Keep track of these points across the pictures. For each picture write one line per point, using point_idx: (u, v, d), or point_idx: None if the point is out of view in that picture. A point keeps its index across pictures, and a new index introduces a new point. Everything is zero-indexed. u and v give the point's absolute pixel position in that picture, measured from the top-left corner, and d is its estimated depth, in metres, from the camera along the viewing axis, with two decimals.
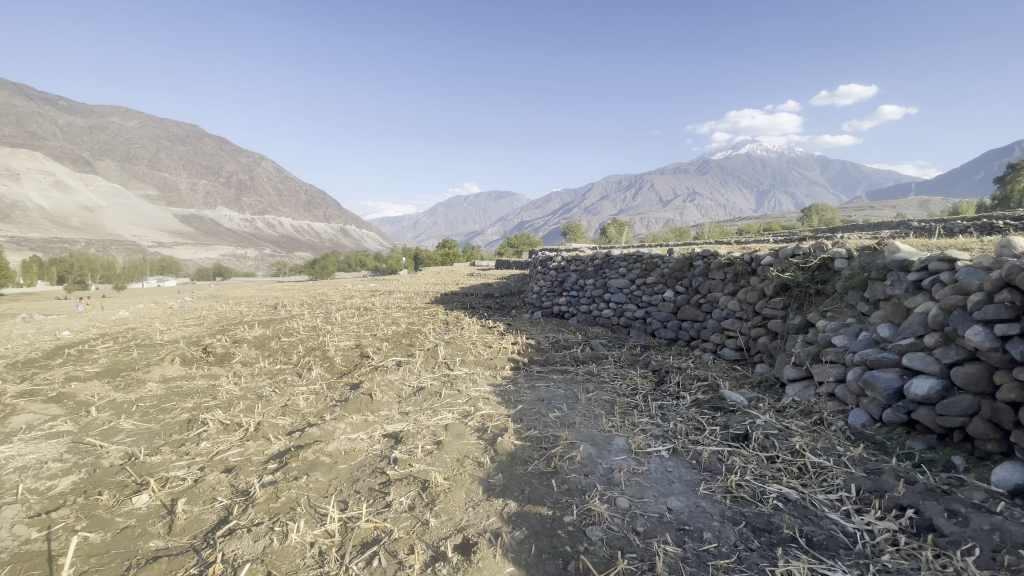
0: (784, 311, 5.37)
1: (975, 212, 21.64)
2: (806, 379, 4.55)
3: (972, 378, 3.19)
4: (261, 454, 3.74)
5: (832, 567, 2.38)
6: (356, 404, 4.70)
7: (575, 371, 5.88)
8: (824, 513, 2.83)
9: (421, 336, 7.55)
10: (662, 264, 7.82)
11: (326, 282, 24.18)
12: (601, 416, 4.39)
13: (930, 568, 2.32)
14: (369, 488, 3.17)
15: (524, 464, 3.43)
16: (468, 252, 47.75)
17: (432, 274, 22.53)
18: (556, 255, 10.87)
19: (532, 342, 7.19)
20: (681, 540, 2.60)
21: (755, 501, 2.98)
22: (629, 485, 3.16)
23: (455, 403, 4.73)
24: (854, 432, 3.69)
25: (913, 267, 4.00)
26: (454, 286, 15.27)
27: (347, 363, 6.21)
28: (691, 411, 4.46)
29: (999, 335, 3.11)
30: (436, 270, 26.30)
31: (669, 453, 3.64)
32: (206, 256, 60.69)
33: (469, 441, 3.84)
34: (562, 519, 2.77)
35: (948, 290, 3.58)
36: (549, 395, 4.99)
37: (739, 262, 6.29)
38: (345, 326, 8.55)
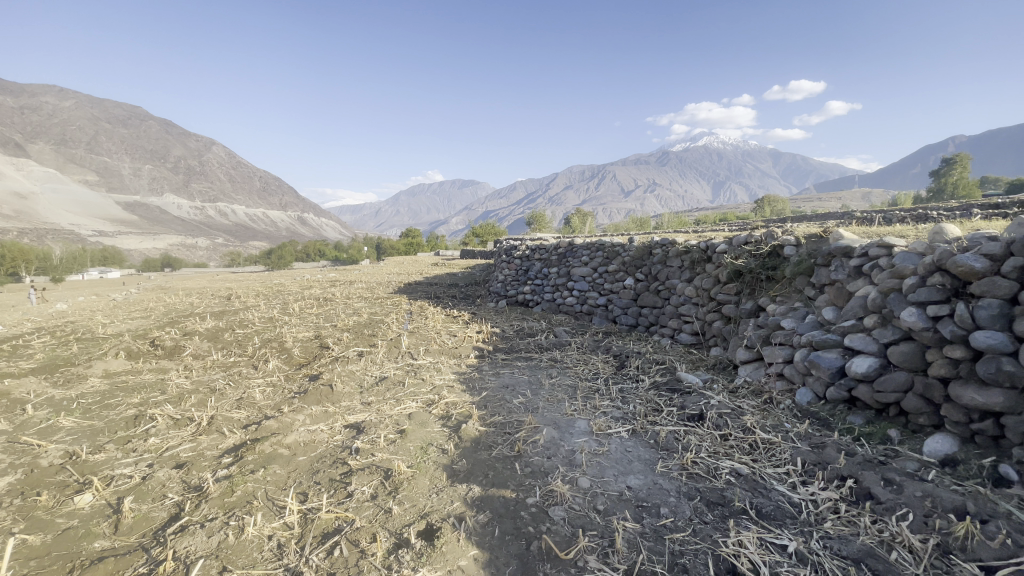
0: (737, 296, 5.60)
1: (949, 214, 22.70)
2: (757, 360, 4.76)
3: (907, 356, 3.42)
4: (215, 449, 3.61)
5: (779, 536, 2.51)
6: (315, 395, 4.60)
7: (539, 358, 5.94)
8: (772, 486, 2.99)
9: (383, 327, 7.42)
10: (623, 252, 7.97)
11: (284, 271, 23.38)
12: (563, 400, 4.47)
13: (868, 534, 2.49)
14: (329, 479, 3.12)
15: (488, 449, 3.45)
16: (431, 242, 47.32)
17: (396, 264, 22.17)
18: (520, 244, 10.89)
19: (496, 330, 7.19)
20: (639, 517, 2.68)
21: (709, 477, 3.11)
22: (590, 465, 3.24)
23: (418, 392, 4.69)
24: (800, 410, 3.91)
25: (856, 252, 4.21)
26: (418, 276, 15.07)
27: (306, 355, 6.05)
28: (649, 393, 4.61)
29: (931, 316, 3.33)
30: (398, 261, 25.89)
31: (628, 434, 3.75)
32: (154, 246, 57.40)
33: (433, 429, 3.82)
34: (525, 501, 2.81)
35: (886, 274, 3.79)
36: (513, 382, 5.03)
37: (695, 249, 6.49)
38: (304, 317, 8.30)
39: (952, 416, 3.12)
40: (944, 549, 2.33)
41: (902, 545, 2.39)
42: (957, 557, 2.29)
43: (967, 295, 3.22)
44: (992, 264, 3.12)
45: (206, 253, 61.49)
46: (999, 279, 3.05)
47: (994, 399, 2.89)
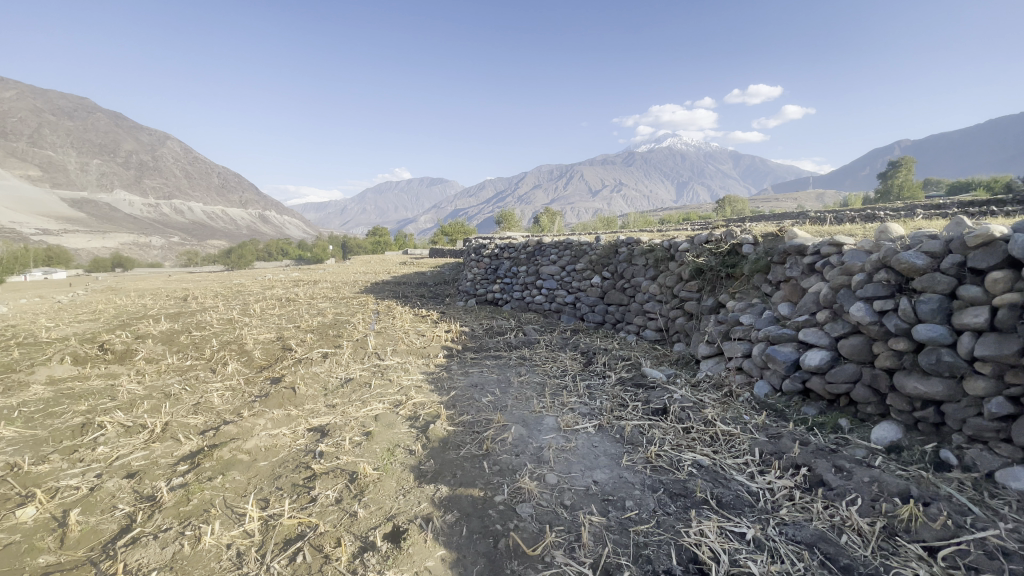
0: (699, 293, 5.77)
1: (898, 213, 24.02)
2: (717, 355, 4.92)
3: (856, 349, 3.60)
4: (169, 456, 3.46)
5: (738, 524, 2.60)
6: (277, 399, 4.47)
7: (508, 356, 5.95)
8: (732, 476, 3.09)
9: (349, 327, 7.27)
10: (590, 251, 8.07)
11: (244, 271, 22.57)
12: (531, 398, 4.49)
13: (820, 519, 2.60)
14: (292, 484, 3.04)
15: (456, 449, 3.43)
16: (399, 242, 46.78)
17: (362, 263, 21.77)
18: (489, 242, 10.87)
19: (465, 329, 7.16)
20: (605, 510, 2.73)
21: (673, 469, 3.20)
22: (557, 461, 3.27)
23: (386, 393, 4.62)
24: (758, 402, 4.06)
25: (808, 250, 4.40)
26: (385, 275, 14.83)
27: (268, 357, 5.86)
28: (615, 388, 4.69)
29: (877, 310, 3.51)
30: (365, 260, 25.42)
31: (595, 429, 3.80)
32: (104, 245, 54.52)
33: (400, 430, 3.77)
34: (493, 499, 2.81)
35: (836, 271, 3.97)
36: (482, 381, 5.01)
37: (659, 248, 6.63)
38: (266, 318, 8.05)
39: (897, 405, 3.30)
40: (890, 531, 2.47)
41: (852, 529, 2.51)
42: (902, 538, 2.42)
43: (908, 290, 3.42)
44: (932, 261, 3.31)
45: (160, 253, 58.83)
46: (938, 275, 3.24)
47: (935, 388, 3.08)
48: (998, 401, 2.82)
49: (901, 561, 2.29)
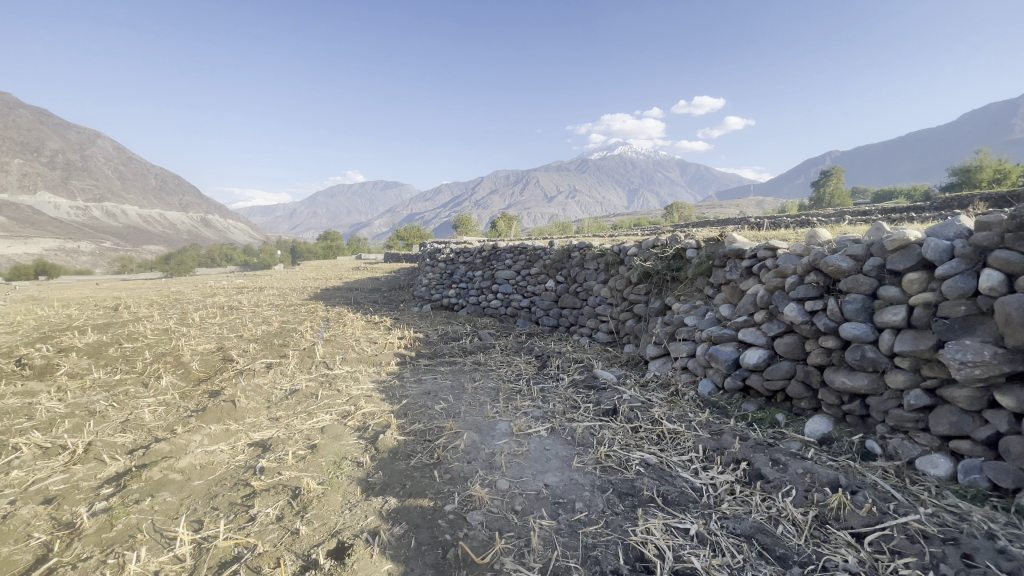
0: (647, 296, 5.94)
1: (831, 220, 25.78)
2: (664, 356, 5.08)
3: (790, 347, 3.80)
4: (93, 479, 3.19)
5: (682, 520, 2.68)
6: (215, 413, 4.22)
7: (462, 361, 5.90)
8: (677, 473, 3.18)
9: (296, 336, 6.99)
10: (544, 255, 8.14)
11: (184, 278, 21.33)
12: (485, 403, 4.47)
13: (758, 511, 2.72)
14: (230, 503, 2.87)
15: (407, 459, 3.36)
16: (352, 247, 45.71)
17: (312, 268, 21.04)
18: (444, 247, 10.76)
19: (419, 335, 7.04)
20: (556, 513, 2.74)
21: (622, 469, 3.26)
22: (509, 466, 3.26)
23: (334, 404, 4.46)
24: (702, 400, 4.21)
25: (745, 254, 4.61)
26: (337, 281, 14.41)
27: (206, 369, 5.54)
28: (568, 391, 4.75)
29: (808, 310, 3.72)
30: (316, 265, 24.62)
31: (547, 432, 3.83)
32: (23, 250, 50.08)
33: (348, 442, 3.65)
34: (443, 508, 2.76)
35: (771, 274, 4.18)
36: (435, 388, 4.94)
37: (610, 252, 6.78)
38: (206, 327, 7.61)
39: (828, 399, 3.51)
40: (822, 520, 2.60)
41: (787, 519, 2.63)
42: (832, 526, 2.56)
43: (835, 291, 3.64)
44: (856, 264, 3.55)
45: (89, 259, 54.69)
46: (861, 277, 3.48)
47: (861, 382, 3.29)
48: (915, 393, 3.04)
49: (831, 547, 2.42)
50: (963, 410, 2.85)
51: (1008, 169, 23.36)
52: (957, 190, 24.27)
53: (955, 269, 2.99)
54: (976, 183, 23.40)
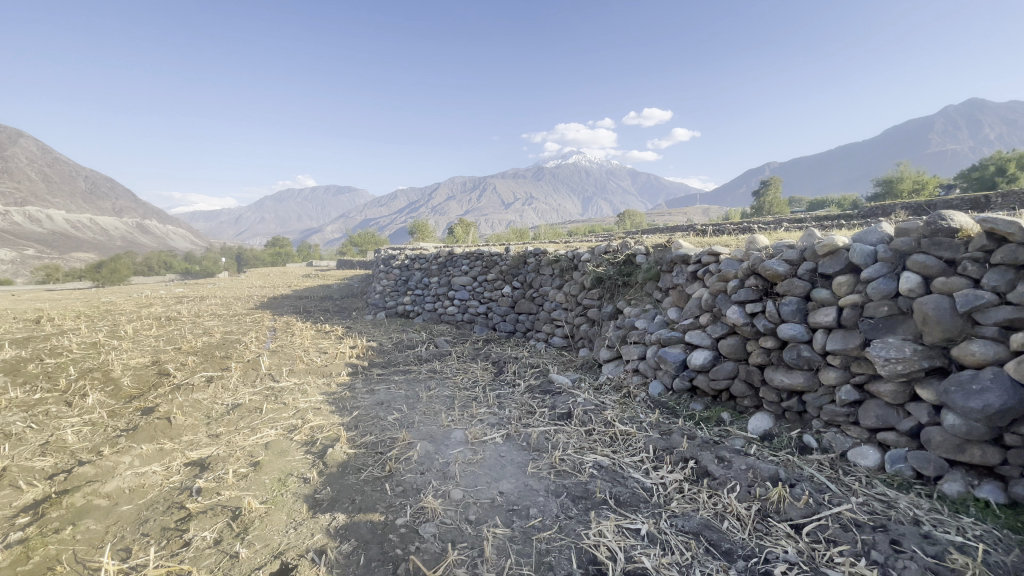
0: (600, 300, 6.05)
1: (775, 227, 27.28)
2: (616, 359, 5.19)
3: (733, 348, 3.97)
4: (4, 508, 2.90)
5: (634, 521, 2.72)
6: (148, 432, 3.93)
7: (417, 370, 5.79)
8: (629, 474, 3.24)
9: (240, 347, 6.64)
10: (500, 261, 8.14)
11: (116, 287, 19.89)
12: (440, 412, 4.40)
13: (705, 508, 2.81)
14: (162, 529, 2.68)
15: (357, 473, 3.25)
16: (303, 254, 44.24)
17: (259, 276, 20.14)
18: (398, 253, 10.57)
19: (372, 344, 6.86)
20: (510, 521, 2.73)
21: (576, 472, 3.29)
22: (463, 475, 3.22)
23: (279, 418, 4.26)
24: (652, 401, 4.32)
25: (690, 259, 4.78)
26: (286, 289, 13.88)
27: (139, 384, 5.16)
28: (524, 396, 4.75)
29: (748, 312, 3.90)
30: (263, 273, 23.56)
31: (502, 438, 3.82)
32: None
33: (295, 457, 3.50)
34: (394, 522, 2.68)
35: (714, 278, 4.35)
36: (389, 397, 4.82)
37: (564, 258, 6.87)
38: (139, 340, 7.10)
39: (769, 397, 3.68)
40: (764, 513, 2.71)
41: (732, 514, 2.73)
42: (773, 519, 2.67)
43: (773, 294, 3.84)
44: (791, 268, 3.75)
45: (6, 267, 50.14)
46: (795, 280, 3.67)
47: (798, 380, 3.48)
48: (846, 389, 3.24)
49: (773, 540, 2.53)
50: (888, 403, 3.06)
51: (925, 179, 25.50)
52: (882, 199, 26.22)
53: (879, 271, 3.21)
54: (898, 193, 25.36)
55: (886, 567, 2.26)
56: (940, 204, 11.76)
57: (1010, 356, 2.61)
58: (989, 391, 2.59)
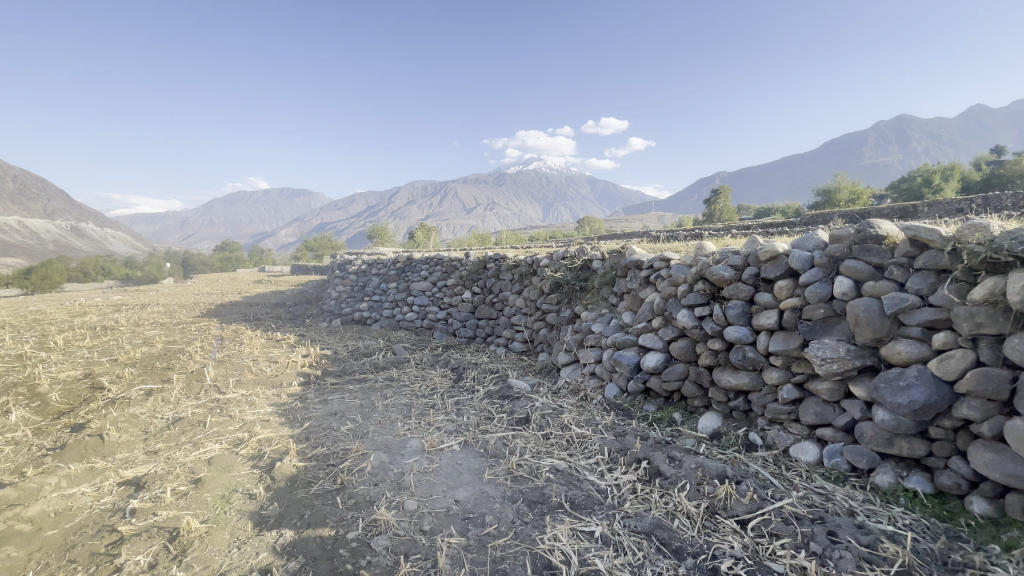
0: (558, 305, 6.12)
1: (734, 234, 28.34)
2: (574, 362, 5.26)
3: (683, 350, 4.10)
4: None
5: (588, 523, 2.75)
6: (77, 450, 3.67)
7: (374, 378, 5.66)
8: (585, 477, 3.28)
9: (183, 358, 6.30)
10: (459, 266, 8.10)
11: (44, 295, 18.45)
12: (396, 421, 4.32)
13: (657, 508, 2.87)
14: (90, 554, 2.50)
15: (307, 487, 3.14)
16: (254, 260, 42.67)
17: (208, 283, 19.25)
18: (355, 258, 10.33)
19: (327, 352, 6.66)
20: (465, 529, 2.70)
21: (532, 477, 3.29)
22: (419, 485, 3.16)
23: (224, 432, 4.06)
24: (608, 403, 4.40)
25: (643, 264, 4.91)
26: (235, 295, 13.30)
27: (69, 399, 4.80)
28: (482, 402, 4.74)
29: (697, 316, 4.04)
30: (211, 278, 22.49)
31: (459, 446, 3.78)
32: None
33: (240, 472, 3.34)
34: (346, 536, 2.61)
35: (665, 283, 4.48)
36: (342, 407, 4.69)
37: (523, 264, 6.91)
38: (70, 352, 6.60)
39: (717, 397, 3.82)
40: (712, 510, 2.80)
41: (682, 513, 2.81)
42: (721, 515, 2.76)
43: (719, 298, 3.99)
44: (735, 273, 3.91)
45: None
46: (740, 285, 3.83)
47: (744, 380, 3.63)
48: (788, 388, 3.40)
49: (720, 536, 2.61)
50: (826, 400, 3.24)
51: (860, 190, 27.23)
52: (822, 208, 27.83)
53: (815, 276, 3.40)
54: (836, 203, 26.98)
55: (823, 558, 2.38)
56: (873, 212, 12.59)
57: (932, 355, 2.81)
58: (914, 387, 2.78)
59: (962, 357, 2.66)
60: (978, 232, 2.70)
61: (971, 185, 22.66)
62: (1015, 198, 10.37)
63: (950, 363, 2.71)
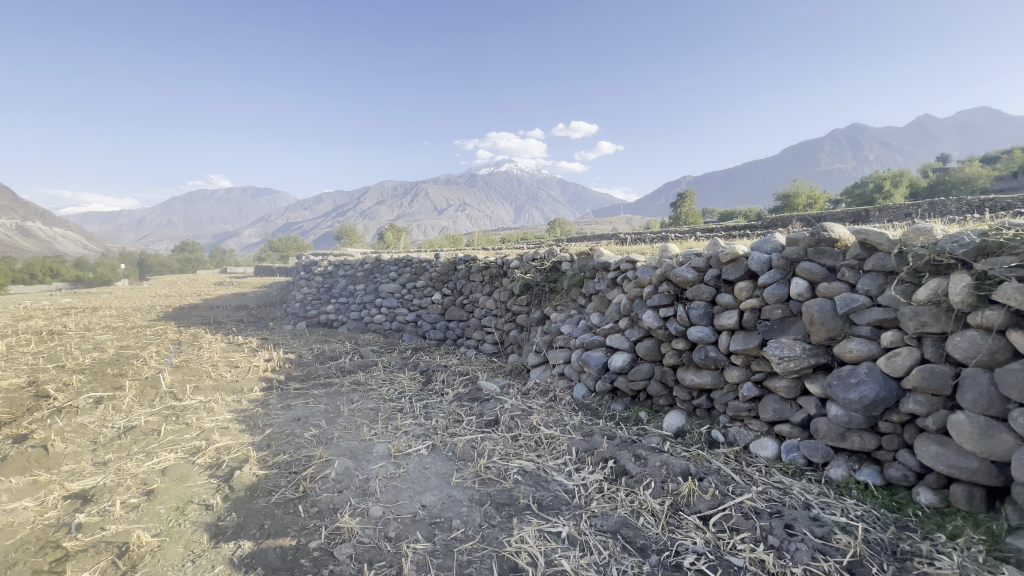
0: (527, 306, 6.14)
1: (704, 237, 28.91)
2: (543, 363, 5.29)
3: (649, 350, 4.18)
4: None
5: (555, 524, 2.77)
6: (18, 463, 3.45)
7: (340, 382, 5.54)
8: (552, 477, 3.30)
9: (137, 364, 6.01)
10: (429, 268, 8.05)
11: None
12: (362, 426, 4.24)
13: (623, 506, 2.91)
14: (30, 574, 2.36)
15: (267, 496, 3.04)
16: (214, 262, 41.24)
17: (164, 284, 18.44)
18: (322, 259, 10.11)
19: (291, 356, 6.48)
20: (431, 535, 2.67)
21: (500, 479, 3.29)
22: (385, 491, 3.11)
23: (180, 440, 3.90)
24: (577, 403, 4.45)
25: (611, 265, 4.98)
26: (194, 298, 12.80)
27: (11, 408, 4.51)
28: (451, 405, 4.70)
29: (662, 317, 4.13)
30: (168, 280, 21.55)
31: (427, 450, 3.74)
32: None
33: (197, 482, 3.21)
34: (307, 546, 2.54)
35: (632, 284, 4.56)
36: (307, 413, 4.57)
37: (493, 265, 6.90)
38: (11, 359, 6.21)
39: (681, 396, 3.91)
40: (676, 507, 2.86)
41: (647, 511, 2.86)
42: (684, 512, 2.82)
43: (683, 299, 4.09)
44: (698, 274, 4.01)
45: None
46: (703, 286, 3.93)
47: (706, 379, 3.73)
48: (748, 386, 3.51)
49: (683, 532, 2.67)
50: (783, 398, 3.35)
51: (818, 195, 28.35)
52: (782, 211, 28.87)
53: (773, 277, 3.52)
54: (795, 207, 28.04)
55: (780, 551, 2.46)
56: (829, 216, 13.15)
57: (881, 352, 2.95)
58: (865, 383, 2.92)
59: (908, 354, 2.80)
60: (922, 236, 2.86)
61: (918, 191, 23.95)
62: (958, 203, 11.00)
63: (897, 360, 2.84)
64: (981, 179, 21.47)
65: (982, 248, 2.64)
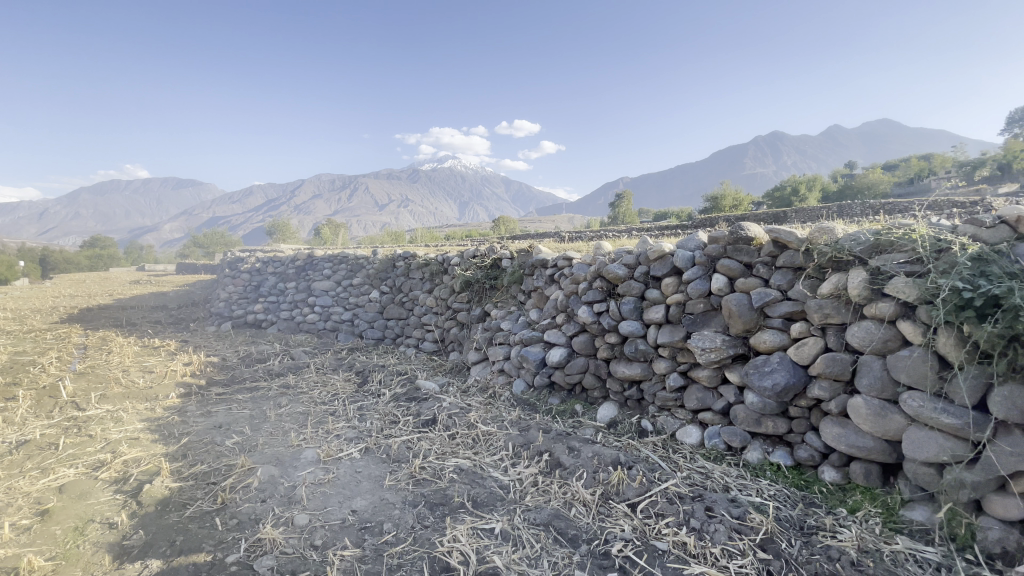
0: (468, 303, 6.11)
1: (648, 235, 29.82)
2: (483, 360, 5.30)
3: (584, 344, 4.29)
4: None
5: (489, 521, 2.77)
6: None
7: (268, 386, 5.26)
8: (488, 474, 3.30)
9: (33, 371, 5.41)
10: (367, 264, 7.83)
11: None
12: (290, 431, 4.04)
13: (556, 498, 2.97)
14: None
15: (180, 510, 2.84)
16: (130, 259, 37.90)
17: (69, 283, 16.70)
18: (249, 256, 9.54)
19: (214, 359, 6.08)
20: (361, 540, 2.60)
21: (435, 479, 3.26)
22: (312, 498, 2.99)
23: (81, 454, 3.55)
24: (516, 399, 4.49)
25: (548, 263, 5.06)
26: (105, 298, 11.71)
27: None
28: (388, 406, 4.60)
29: (596, 312, 4.25)
30: (74, 278, 19.56)
31: (360, 453, 3.64)
32: None
33: (100, 499, 2.95)
34: (224, 560, 2.40)
35: (568, 280, 4.65)
36: (229, 419, 4.31)
37: (433, 262, 6.81)
38: None
39: (614, 387, 4.05)
40: (606, 496, 2.96)
41: (578, 501, 2.93)
42: (614, 500, 2.92)
43: (615, 294, 4.22)
44: (629, 271, 4.15)
45: None
46: (633, 282, 4.08)
47: (636, 371, 3.88)
48: (674, 376, 3.68)
49: (612, 520, 2.76)
50: (706, 387, 3.55)
51: (743, 197, 30.18)
52: (712, 212, 30.47)
53: (696, 274, 3.71)
54: (723, 208, 29.72)
55: (701, 532, 2.60)
56: (752, 218, 14.00)
57: (791, 343, 3.19)
58: (777, 371, 3.14)
59: (813, 344, 3.04)
60: (825, 235, 3.10)
61: (830, 195, 26.08)
62: (862, 206, 12.07)
63: (805, 350, 3.08)
64: (883, 184, 23.66)
65: (876, 246, 2.91)
